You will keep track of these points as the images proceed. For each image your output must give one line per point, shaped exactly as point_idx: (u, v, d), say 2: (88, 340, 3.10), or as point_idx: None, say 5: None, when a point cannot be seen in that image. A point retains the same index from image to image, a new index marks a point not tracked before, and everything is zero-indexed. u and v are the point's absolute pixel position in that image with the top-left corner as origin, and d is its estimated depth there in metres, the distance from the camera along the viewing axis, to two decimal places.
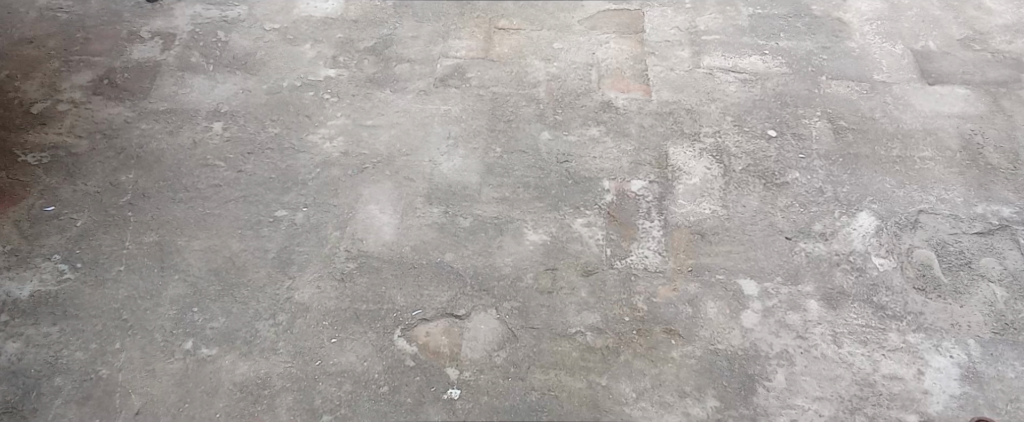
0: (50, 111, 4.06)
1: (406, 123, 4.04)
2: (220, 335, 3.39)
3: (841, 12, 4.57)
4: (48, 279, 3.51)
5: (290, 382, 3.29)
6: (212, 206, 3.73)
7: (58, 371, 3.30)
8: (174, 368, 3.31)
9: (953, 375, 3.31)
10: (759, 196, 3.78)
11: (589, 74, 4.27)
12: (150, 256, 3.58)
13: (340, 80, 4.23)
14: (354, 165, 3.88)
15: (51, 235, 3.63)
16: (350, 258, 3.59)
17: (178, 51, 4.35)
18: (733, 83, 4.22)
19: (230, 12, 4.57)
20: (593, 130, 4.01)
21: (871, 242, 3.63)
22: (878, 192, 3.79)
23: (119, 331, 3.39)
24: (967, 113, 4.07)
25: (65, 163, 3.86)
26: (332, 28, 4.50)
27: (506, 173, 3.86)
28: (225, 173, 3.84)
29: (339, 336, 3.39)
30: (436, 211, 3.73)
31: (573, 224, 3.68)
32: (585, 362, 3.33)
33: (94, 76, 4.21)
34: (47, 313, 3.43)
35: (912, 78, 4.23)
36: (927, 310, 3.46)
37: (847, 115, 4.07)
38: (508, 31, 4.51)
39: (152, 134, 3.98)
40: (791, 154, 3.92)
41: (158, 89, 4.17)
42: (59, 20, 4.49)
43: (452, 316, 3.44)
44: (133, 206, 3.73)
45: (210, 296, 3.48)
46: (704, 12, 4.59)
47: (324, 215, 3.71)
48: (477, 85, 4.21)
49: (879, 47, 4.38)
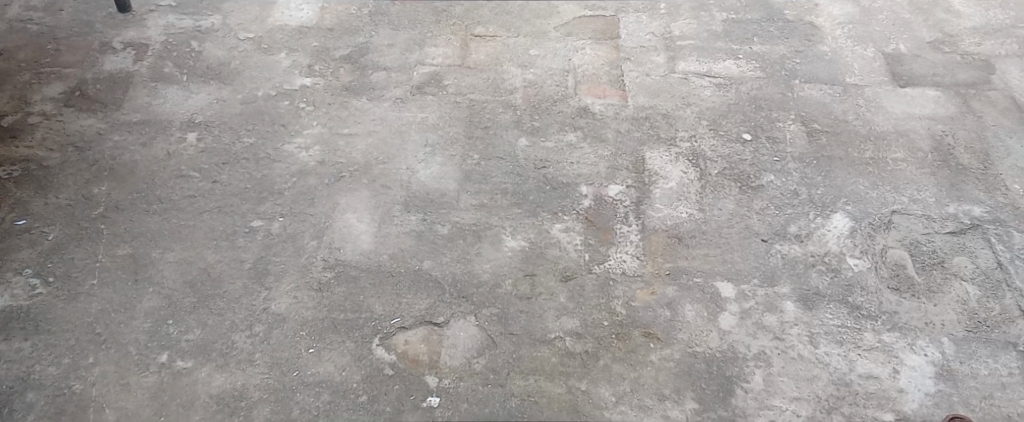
0: (21, 123, 4.00)
1: (382, 131, 4.03)
2: (196, 347, 3.35)
3: (814, 16, 4.62)
4: (20, 293, 3.46)
5: (268, 393, 3.25)
6: (187, 217, 3.70)
7: (31, 386, 3.25)
8: (150, 382, 3.27)
9: (927, 373, 3.34)
10: (735, 199, 3.80)
11: (566, 80, 4.28)
12: (125, 269, 3.54)
13: (316, 89, 4.21)
14: (330, 174, 3.86)
15: (23, 249, 3.58)
16: (328, 267, 3.56)
17: (151, 61, 4.31)
18: (708, 87, 4.25)
19: (203, 22, 4.54)
20: (570, 135, 4.02)
21: (846, 242, 3.67)
22: (852, 193, 3.83)
23: (93, 345, 3.34)
24: (938, 114, 4.13)
25: (36, 176, 3.80)
26: (306, 36, 4.48)
27: (483, 180, 3.85)
28: (199, 183, 3.81)
29: (318, 346, 3.36)
30: (414, 218, 3.72)
31: (552, 230, 3.68)
32: (565, 367, 3.33)
33: (65, 87, 4.16)
34: (18, 328, 3.37)
35: (884, 80, 4.28)
36: (901, 309, 3.49)
37: (820, 117, 4.11)
38: (484, 38, 4.52)
39: (125, 145, 3.94)
40: (766, 157, 3.95)
41: (131, 99, 4.13)
42: (30, 31, 4.43)
43: (431, 324, 3.43)
44: (106, 218, 3.68)
45: (186, 308, 3.44)
46: (679, 18, 4.62)
47: (301, 225, 3.69)
48: (454, 93, 4.21)
49: (852, 50, 4.43)
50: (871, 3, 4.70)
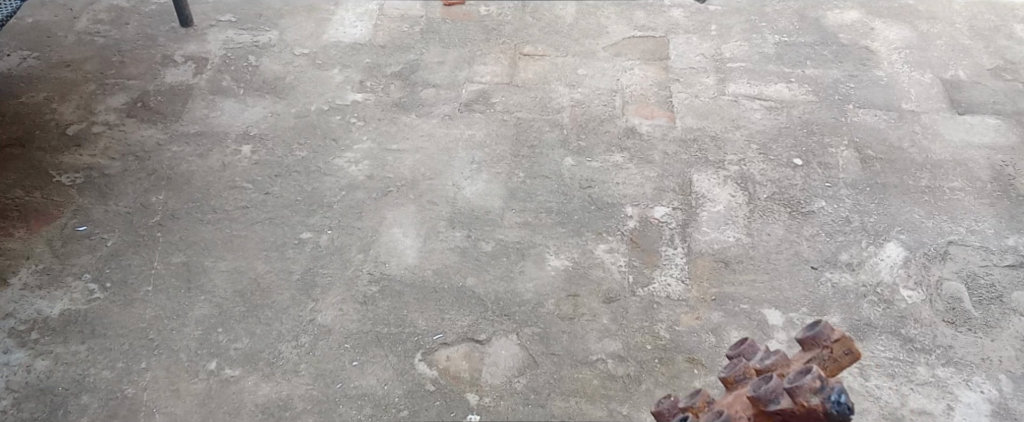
0: (86, 133, 4.14)
1: (431, 148, 4.08)
2: (244, 356, 3.39)
3: (868, 40, 4.57)
4: (78, 297, 3.55)
5: (311, 404, 3.27)
6: (239, 228, 3.78)
7: (85, 389, 3.30)
8: (198, 388, 3.31)
9: (983, 410, 3.22)
10: (784, 224, 3.75)
11: (614, 100, 4.28)
12: (178, 277, 3.62)
13: (368, 105, 4.28)
14: (379, 189, 3.91)
15: (83, 254, 3.68)
16: (373, 281, 3.60)
17: (210, 75, 4.44)
18: (759, 110, 4.21)
19: (261, 38, 4.66)
20: (617, 156, 4.02)
21: (899, 273, 3.58)
22: (907, 222, 3.75)
23: (146, 350, 3.41)
24: (998, 143, 4.03)
25: (99, 184, 3.93)
26: (360, 54, 4.57)
27: (529, 198, 3.87)
28: (252, 195, 3.89)
29: (361, 359, 3.39)
30: (459, 235, 3.75)
31: (595, 250, 3.67)
32: (607, 390, 3.29)
33: (129, 99, 4.31)
34: (76, 331, 3.45)
35: (941, 107, 4.19)
36: (957, 343, 3.39)
37: (875, 144, 4.04)
38: (534, 56, 4.56)
39: (183, 157, 4.05)
40: (817, 183, 3.89)
41: (189, 112, 4.25)
42: (96, 44, 4.61)
43: (473, 341, 3.43)
44: (163, 227, 3.78)
45: (235, 316, 3.50)
46: (730, 40, 4.60)
47: (349, 238, 3.74)
48: (502, 110, 4.24)
49: (908, 75, 4.36)
50: (928, 28, 4.63)
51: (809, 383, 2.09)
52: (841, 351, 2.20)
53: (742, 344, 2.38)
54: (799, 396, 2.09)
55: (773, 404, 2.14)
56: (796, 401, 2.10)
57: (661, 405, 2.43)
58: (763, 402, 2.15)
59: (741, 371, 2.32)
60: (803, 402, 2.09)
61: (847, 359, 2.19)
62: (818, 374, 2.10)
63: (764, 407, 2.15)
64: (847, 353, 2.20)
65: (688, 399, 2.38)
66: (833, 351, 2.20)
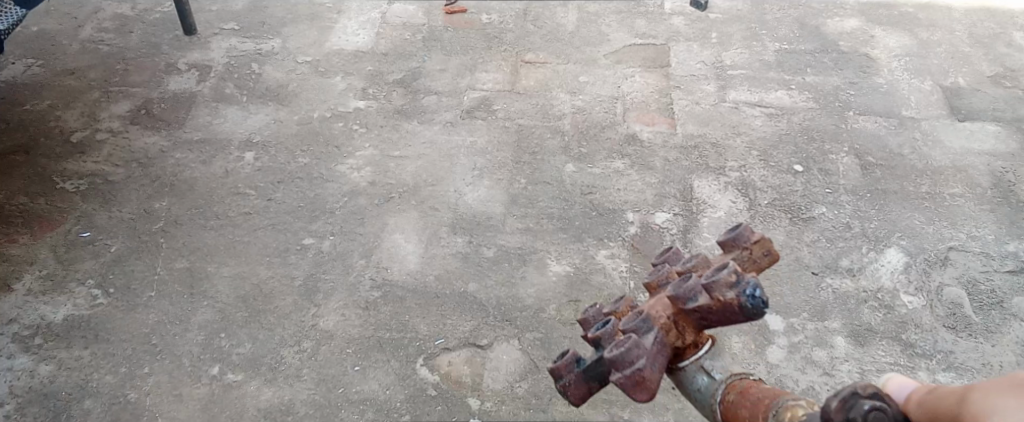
0: (90, 140, 4.17)
1: (433, 155, 4.10)
2: (246, 361, 3.41)
3: (869, 48, 4.58)
4: (82, 303, 3.57)
5: (314, 409, 3.29)
6: (242, 234, 3.80)
7: (89, 394, 3.32)
8: (201, 393, 3.33)
9: None
10: (785, 230, 3.76)
11: (615, 107, 4.30)
12: (181, 282, 3.64)
13: (370, 111, 4.31)
14: (381, 195, 3.93)
15: (87, 260, 3.70)
16: (375, 287, 3.62)
17: (213, 83, 4.46)
18: (759, 117, 4.22)
19: (264, 45, 4.69)
20: (618, 162, 4.03)
21: (900, 278, 3.59)
22: (907, 228, 3.76)
23: (149, 355, 3.43)
24: (998, 150, 4.04)
25: (102, 190, 3.95)
26: (362, 61, 4.59)
27: (531, 204, 3.88)
28: (255, 201, 3.91)
29: (363, 364, 3.40)
30: (461, 241, 3.76)
31: (596, 256, 3.68)
32: (608, 395, 3.31)
33: (132, 106, 4.33)
34: (79, 336, 3.47)
35: (941, 114, 4.21)
36: (957, 349, 3.40)
37: (875, 150, 4.05)
38: (535, 64, 4.58)
39: (186, 163, 4.07)
40: (817, 189, 3.91)
41: (193, 119, 4.27)
42: (100, 52, 4.63)
43: (475, 346, 3.44)
44: (166, 233, 3.80)
45: (238, 322, 3.52)
46: (730, 47, 4.62)
47: (351, 244, 3.76)
48: (503, 117, 4.26)
49: (908, 82, 4.37)
50: (928, 35, 4.65)
51: (724, 278, 2.12)
52: (761, 252, 2.26)
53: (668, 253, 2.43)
54: (714, 292, 2.12)
55: (690, 300, 2.18)
56: (712, 296, 2.13)
57: (587, 311, 2.43)
58: (683, 299, 2.19)
59: (664, 275, 2.36)
60: (719, 297, 2.12)
61: (766, 260, 2.25)
62: (735, 269, 2.12)
63: (683, 305, 2.19)
64: (766, 254, 2.26)
65: (614, 303, 2.40)
66: (751, 254, 2.25)
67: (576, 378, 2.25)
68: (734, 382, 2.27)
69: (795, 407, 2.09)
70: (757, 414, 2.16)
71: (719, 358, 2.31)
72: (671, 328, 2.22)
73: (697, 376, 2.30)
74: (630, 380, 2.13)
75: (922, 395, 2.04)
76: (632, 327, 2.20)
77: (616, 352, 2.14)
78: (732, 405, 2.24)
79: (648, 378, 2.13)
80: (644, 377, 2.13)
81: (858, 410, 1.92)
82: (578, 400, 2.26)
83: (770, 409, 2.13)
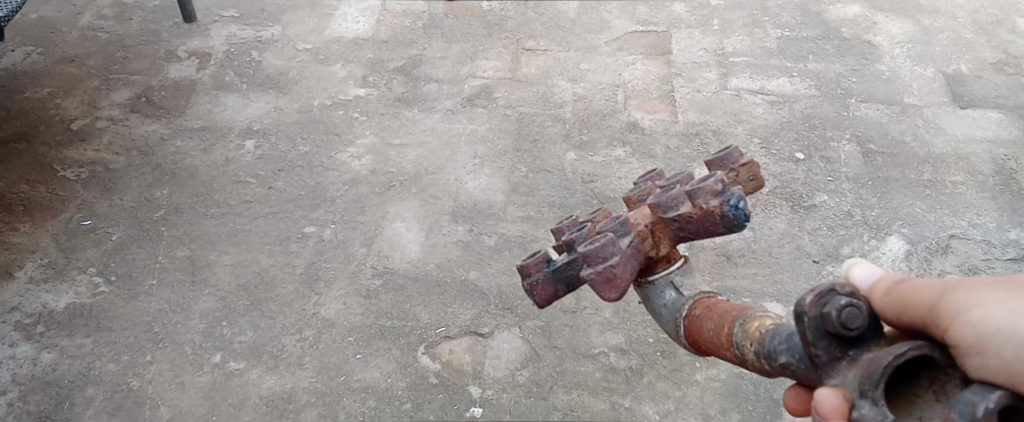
0: (90, 128, 4.16)
1: (433, 143, 4.09)
2: (248, 349, 3.42)
3: (871, 35, 4.56)
4: (83, 291, 3.57)
5: (315, 397, 3.29)
6: (243, 223, 3.80)
7: (91, 382, 3.32)
8: (203, 381, 3.33)
9: None
10: (786, 218, 3.76)
11: (616, 95, 4.29)
12: (182, 270, 3.64)
13: (370, 99, 4.30)
14: (382, 183, 3.93)
15: (88, 248, 3.71)
16: (376, 275, 3.62)
17: (213, 70, 4.45)
18: (761, 104, 4.21)
19: (264, 33, 4.67)
20: (619, 150, 4.02)
21: (901, 266, 3.56)
22: (908, 216, 3.75)
23: (151, 343, 3.43)
24: (1000, 137, 4.03)
25: (103, 179, 3.95)
26: (362, 49, 4.58)
27: (531, 192, 3.88)
28: (256, 189, 3.91)
29: (365, 352, 3.41)
30: (461, 229, 3.76)
31: None
32: (609, 383, 3.31)
33: (132, 94, 4.32)
34: (81, 324, 3.48)
35: (943, 101, 4.19)
36: None
37: (877, 138, 4.04)
38: (536, 52, 4.56)
39: (187, 151, 4.07)
40: (818, 177, 3.90)
41: (193, 107, 4.26)
42: (100, 39, 4.62)
43: (476, 334, 3.45)
44: (167, 221, 3.80)
45: (239, 310, 3.53)
46: (732, 35, 4.61)
47: (352, 232, 3.76)
48: (504, 105, 4.25)
49: (910, 70, 4.36)
50: (930, 22, 4.63)
51: (712, 187, 1.92)
52: (746, 176, 2.01)
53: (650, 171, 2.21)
54: (699, 200, 1.92)
55: (671, 209, 1.96)
56: (695, 205, 1.93)
57: (561, 222, 2.22)
58: (664, 208, 1.97)
59: (645, 190, 2.14)
60: (703, 206, 1.91)
61: (750, 185, 2.00)
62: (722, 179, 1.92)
63: (663, 213, 1.98)
64: (751, 180, 2.01)
65: (590, 214, 2.18)
66: (739, 176, 2.01)
67: (545, 277, 2.01)
68: (701, 299, 2.10)
69: (765, 318, 1.92)
70: (723, 327, 1.98)
71: (689, 275, 2.14)
72: (647, 237, 2.00)
73: (665, 291, 2.13)
74: (601, 277, 1.91)
75: (888, 286, 1.87)
76: (608, 229, 1.98)
77: (588, 247, 1.92)
78: (698, 320, 2.06)
79: (620, 277, 1.92)
80: (616, 275, 1.91)
81: (834, 306, 1.68)
82: (543, 303, 2.03)
83: (737, 320, 1.95)
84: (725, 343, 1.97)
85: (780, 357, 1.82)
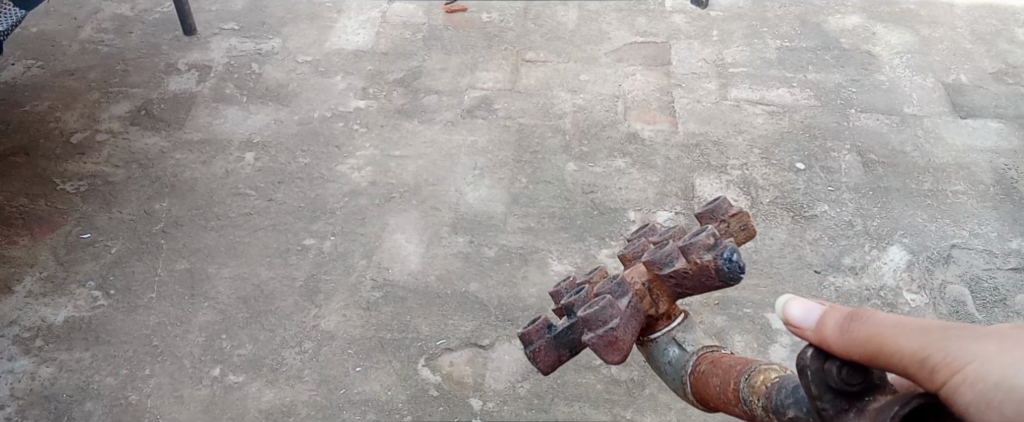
0: (90, 141, 4.16)
1: (434, 154, 4.09)
2: (248, 362, 3.40)
3: (870, 45, 4.57)
4: (82, 305, 3.56)
5: (315, 410, 3.28)
6: (242, 235, 3.79)
7: (90, 395, 3.31)
8: (202, 395, 3.32)
9: None
10: (787, 228, 3.75)
11: (616, 106, 4.29)
12: (181, 283, 3.63)
13: (370, 111, 4.30)
14: (382, 195, 3.92)
15: (87, 261, 3.69)
16: (376, 287, 3.61)
17: (213, 83, 4.46)
18: (761, 115, 4.21)
19: (264, 45, 4.68)
20: (619, 161, 4.02)
21: (903, 276, 3.57)
22: (909, 226, 3.74)
23: (150, 357, 3.42)
24: (1000, 147, 4.03)
25: (102, 192, 3.94)
26: (362, 61, 4.58)
27: (532, 203, 3.87)
28: (256, 202, 3.90)
29: (365, 365, 3.39)
30: (462, 240, 3.75)
31: (598, 255, 3.67)
32: (610, 394, 3.30)
33: (133, 107, 4.32)
34: (80, 338, 3.46)
35: (943, 111, 4.20)
36: None
37: (877, 148, 4.04)
38: (536, 63, 4.57)
39: (187, 164, 4.06)
40: (819, 187, 3.90)
41: (193, 119, 4.26)
42: (100, 52, 4.63)
43: (476, 346, 3.43)
44: (167, 234, 3.79)
45: (239, 323, 3.51)
46: (731, 45, 4.61)
47: (352, 244, 3.75)
48: (504, 117, 4.25)
49: (910, 80, 4.36)
50: (929, 32, 4.64)
51: (703, 241, 2.00)
52: (737, 227, 2.11)
53: (645, 228, 2.32)
54: (691, 255, 2.01)
55: (667, 265, 2.07)
56: (689, 260, 2.01)
57: (560, 284, 2.33)
58: (658, 265, 2.08)
59: (640, 248, 2.26)
60: (695, 260, 2.00)
61: (742, 236, 2.10)
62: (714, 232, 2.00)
63: (659, 270, 2.08)
64: (742, 230, 2.11)
65: (588, 276, 2.29)
66: (729, 226, 2.11)
67: (547, 344, 2.12)
68: (705, 354, 2.16)
69: (769, 371, 1.97)
70: (729, 382, 2.03)
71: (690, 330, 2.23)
72: (645, 296, 2.12)
73: (668, 348, 2.22)
74: (602, 341, 2.01)
75: (842, 324, 1.83)
76: (606, 290, 2.08)
77: (588, 311, 2.03)
78: (703, 376, 2.12)
79: (621, 340, 2.02)
80: (617, 338, 2.02)
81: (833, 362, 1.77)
82: (549, 368, 2.13)
83: (741, 375, 2.01)
84: (733, 399, 2.01)
85: (787, 411, 1.88)
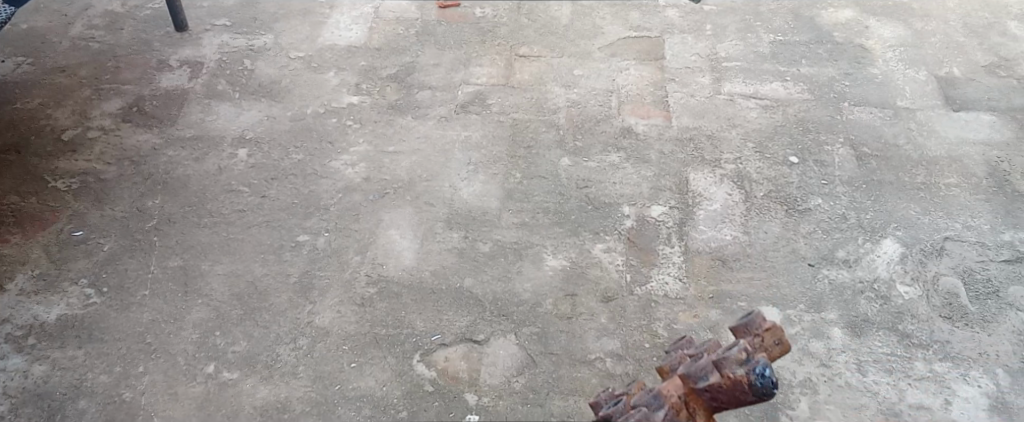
0: (81, 138, 4.13)
1: (427, 150, 4.08)
2: (242, 359, 3.39)
3: (863, 38, 4.58)
4: (75, 303, 3.54)
5: (310, 406, 3.27)
6: (236, 232, 3.77)
7: (83, 393, 3.30)
8: (196, 392, 3.31)
9: (980, 405, 3.24)
10: (781, 222, 3.76)
11: (610, 100, 4.28)
12: (175, 280, 3.62)
13: (364, 107, 4.28)
14: (376, 190, 3.91)
15: (80, 259, 3.68)
16: (371, 283, 3.60)
17: (205, 79, 4.43)
18: (754, 109, 4.22)
19: (256, 41, 4.66)
20: (613, 156, 4.02)
21: (896, 269, 3.59)
22: (903, 219, 3.76)
23: (144, 354, 3.41)
24: (993, 139, 4.04)
25: (94, 189, 3.92)
26: (355, 56, 4.57)
27: (526, 199, 3.87)
28: (249, 198, 3.89)
29: (360, 361, 3.39)
30: (457, 236, 3.75)
31: (593, 250, 3.68)
32: (605, 389, 3.30)
33: (124, 103, 4.30)
34: (73, 336, 3.45)
35: (936, 104, 4.21)
36: (954, 339, 3.40)
37: (870, 141, 4.05)
38: (529, 58, 4.56)
39: (179, 160, 4.04)
40: (813, 180, 3.90)
41: (185, 116, 4.24)
42: (91, 49, 4.60)
43: (471, 341, 3.43)
44: (159, 231, 3.78)
45: (233, 320, 3.50)
46: (725, 39, 4.61)
47: (346, 240, 3.74)
48: (498, 112, 4.24)
49: (903, 73, 4.37)
50: (922, 26, 4.65)
51: (735, 356, 2.30)
52: (771, 341, 2.38)
53: (680, 340, 2.63)
54: (725, 369, 2.29)
55: (702, 379, 2.33)
56: (723, 373, 2.29)
57: (600, 396, 2.65)
58: (695, 378, 2.34)
59: (676, 359, 2.51)
60: (729, 374, 2.28)
61: (776, 349, 2.37)
62: (745, 347, 2.30)
63: (695, 383, 2.34)
64: (776, 344, 2.38)
65: (627, 386, 2.63)
66: (764, 340, 2.38)
67: None
68: None
69: None
70: None
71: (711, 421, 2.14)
72: (683, 407, 2.35)
73: None
74: None
75: None
76: (644, 403, 2.36)
77: None
78: None
79: None
80: None
81: None
82: None
83: None
84: None
85: None
